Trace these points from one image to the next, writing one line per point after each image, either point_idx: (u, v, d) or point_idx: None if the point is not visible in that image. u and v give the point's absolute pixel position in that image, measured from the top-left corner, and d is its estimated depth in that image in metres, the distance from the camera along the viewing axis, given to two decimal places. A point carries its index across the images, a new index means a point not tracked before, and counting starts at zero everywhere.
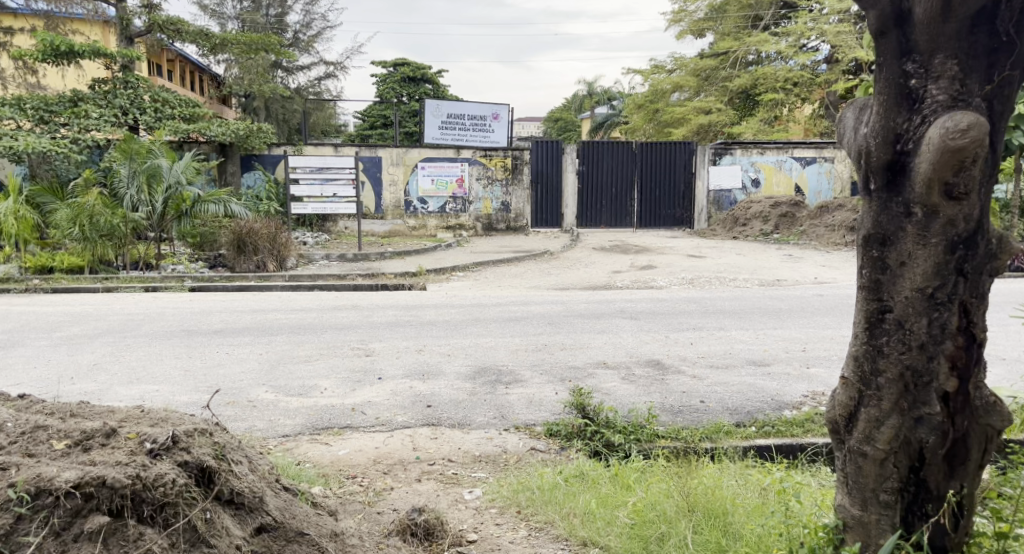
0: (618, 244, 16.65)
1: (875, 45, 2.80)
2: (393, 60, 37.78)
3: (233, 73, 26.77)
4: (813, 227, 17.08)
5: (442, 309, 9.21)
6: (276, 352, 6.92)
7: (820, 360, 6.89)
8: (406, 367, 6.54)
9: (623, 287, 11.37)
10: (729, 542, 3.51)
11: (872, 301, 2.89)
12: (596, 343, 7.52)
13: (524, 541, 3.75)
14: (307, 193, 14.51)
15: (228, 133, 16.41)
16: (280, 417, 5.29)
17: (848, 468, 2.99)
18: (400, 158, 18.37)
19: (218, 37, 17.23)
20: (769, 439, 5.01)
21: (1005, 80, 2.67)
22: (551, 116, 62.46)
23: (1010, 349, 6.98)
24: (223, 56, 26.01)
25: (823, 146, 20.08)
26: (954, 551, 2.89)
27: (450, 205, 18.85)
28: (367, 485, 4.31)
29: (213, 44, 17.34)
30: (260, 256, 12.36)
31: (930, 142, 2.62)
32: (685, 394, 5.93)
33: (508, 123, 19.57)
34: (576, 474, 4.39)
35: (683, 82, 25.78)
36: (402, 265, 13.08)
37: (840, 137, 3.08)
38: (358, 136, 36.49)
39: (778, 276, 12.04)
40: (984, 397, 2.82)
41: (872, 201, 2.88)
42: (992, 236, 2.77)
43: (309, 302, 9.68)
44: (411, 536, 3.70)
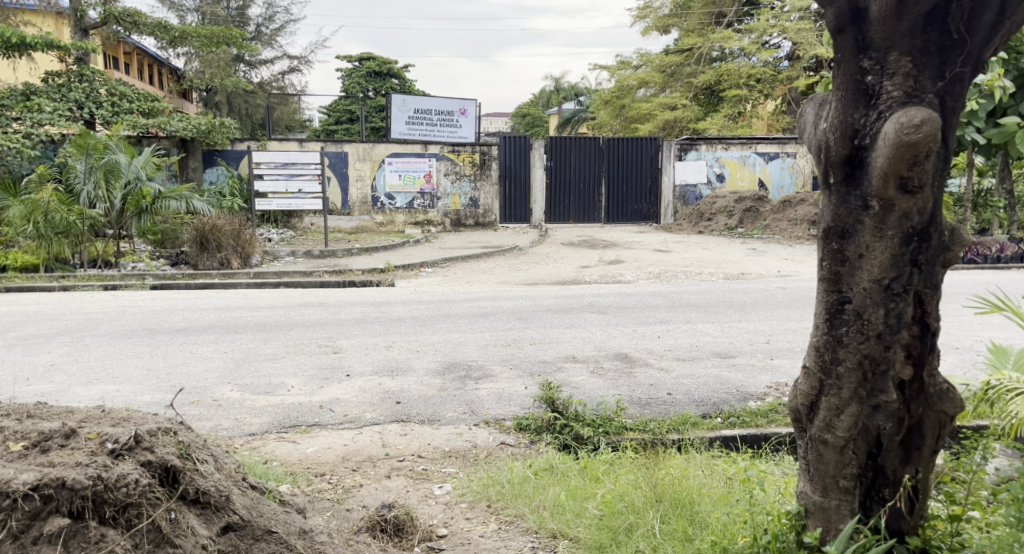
0: (587, 239, 16.72)
1: (833, 42, 2.85)
2: (358, 55, 37.53)
3: (194, 66, 26.40)
4: (776, 222, 17.31)
5: (410, 305, 9.20)
6: (241, 351, 6.85)
7: (783, 351, 7.01)
8: (375, 364, 6.53)
9: (592, 282, 11.43)
10: (695, 531, 3.58)
11: (831, 293, 2.96)
12: (565, 338, 7.55)
13: (494, 535, 3.78)
14: (271, 189, 14.35)
15: (190, 128, 16.27)
16: (247, 416, 5.25)
17: (810, 456, 3.06)
18: (366, 153, 18.20)
19: (177, 30, 16.98)
20: (734, 430, 5.09)
21: (956, 77, 2.75)
22: (518, 112, 62.46)
23: (962, 339, 7.16)
24: (182, 49, 25.65)
25: (785, 142, 20.38)
26: (910, 534, 2.99)
27: (418, 201, 18.80)
28: (336, 483, 4.30)
29: (172, 36, 17.06)
30: (224, 253, 12.21)
31: (885, 137, 2.69)
32: (652, 387, 6.00)
33: (476, 118, 19.54)
34: (546, 467, 4.42)
35: (648, 78, 25.97)
36: (370, 261, 13.00)
37: (800, 132, 3.13)
38: (323, 131, 36.18)
39: (741, 269, 12.19)
40: (938, 385, 2.91)
41: (831, 195, 2.94)
42: (945, 228, 2.84)
43: (275, 300, 9.60)
44: (380, 532, 3.73)
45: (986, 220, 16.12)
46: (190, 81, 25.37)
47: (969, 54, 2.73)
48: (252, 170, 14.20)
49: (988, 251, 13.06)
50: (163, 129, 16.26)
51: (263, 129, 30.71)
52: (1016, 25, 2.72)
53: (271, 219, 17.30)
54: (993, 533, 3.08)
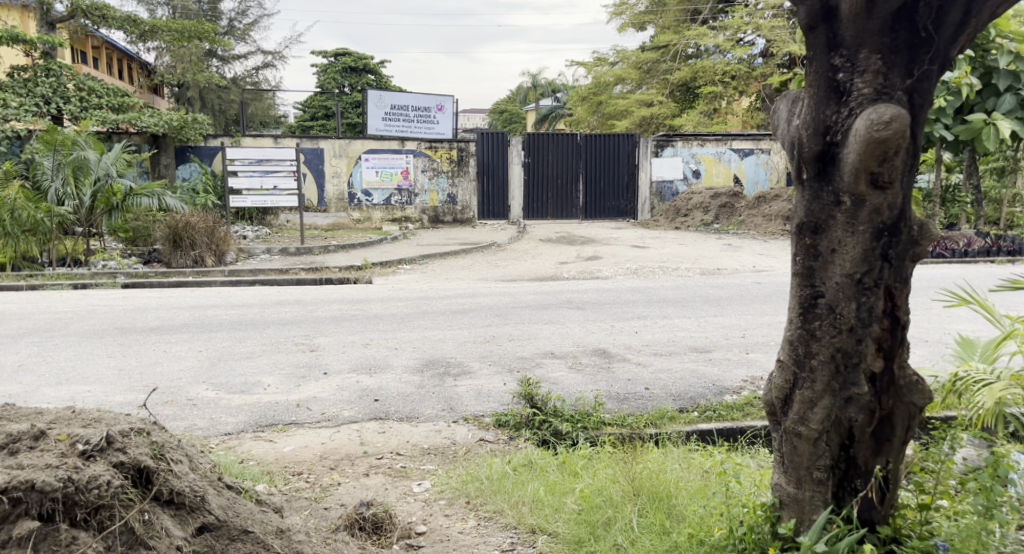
0: (565, 235, 16.75)
1: (805, 40, 2.89)
2: (333, 50, 37.30)
3: (165, 61, 26.11)
4: (751, 217, 17.41)
5: (388, 303, 9.17)
6: (216, 350, 6.80)
7: (758, 345, 7.07)
8: (352, 361, 6.51)
9: (569, 278, 11.45)
10: (672, 524, 3.60)
11: (804, 288, 2.99)
12: (543, 334, 7.56)
13: (473, 531, 3.78)
14: (246, 185, 14.24)
15: (161, 124, 16.07)
16: (222, 415, 5.22)
17: (784, 449, 3.10)
18: (343, 149, 18.08)
19: (147, 24, 16.74)
20: (711, 424, 5.13)
21: (924, 75, 2.79)
22: (495, 108, 62.39)
23: (931, 331, 7.26)
24: (153, 44, 25.35)
25: (760, 138, 20.56)
26: (881, 524, 3.04)
27: (395, 197, 18.70)
28: (313, 481, 4.29)
29: (141, 30, 16.81)
30: (198, 251, 12.07)
31: (856, 133, 2.72)
32: (630, 382, 6.03)
33: (453, 115, 19.26)
34: (524, 463, 4.43)
35: (625, 74, 26.06)
36: (347, 258, 12.95)
37: (774, 129, 3.16)
38: (299, 127, 35.93)
39: (717, 265, 12.28)
40: (907, 377, 2.95)
41: (804, 190, 2.97)
42: (914, 223, 2.88)
43: (251, 298, 9.54)
44: (358, 530, 3.72)
45: (954, 214, 16.39)
46: (162, 77, 25.10)
47: (936, 52, 2.77)
48: (226, 167, 14.11)
49: (955, 245, 13.25)
50: (133, 125, 16.05)
51: (237, 125, 30.44)
52: (982, 24, 2.76)
53: (246, 216, 17.15)
54: (961, 522, 3.15)
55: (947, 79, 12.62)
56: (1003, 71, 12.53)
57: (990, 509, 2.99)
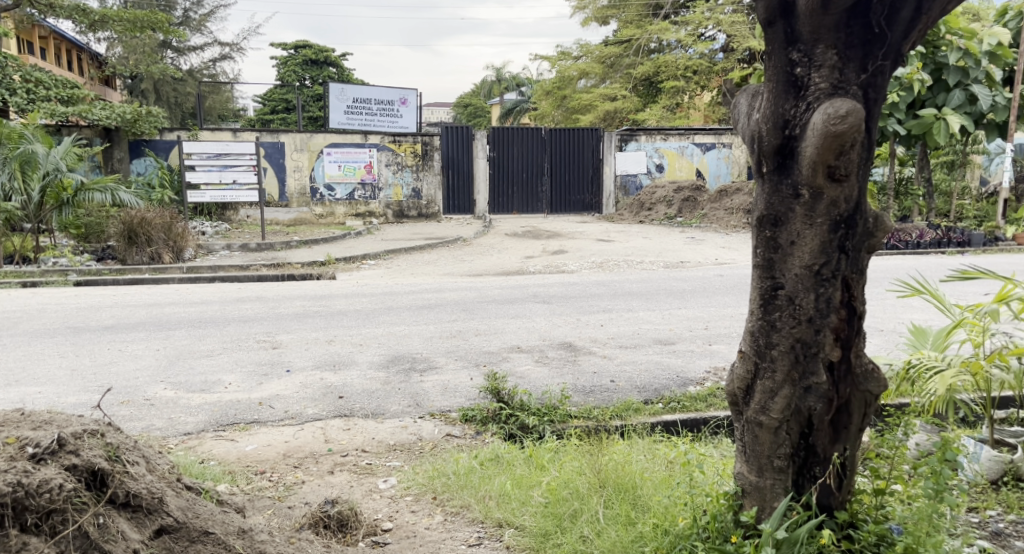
0: (531, 229, 16.76)
1: (763, 35, 2.91)
2: (293, 43, 36.87)
3: (119, 52, 25.56)
4: (713, 210, 17.60)
5: (352, 298, 9.09)
6: (175, 348, 6.69)
7: (721, 337, 7.13)
8: (316, 358, 6.44)
9: (534, 272, 11.45)
10: (638, 514, 3.63)
11: (765, 279, 3.02)
12: (509, 328, 7.55)
13: (440, 526, 3.77)
14: (204, 179, 14.02)
15: (112, 116, 15.75)
16: (181, 415, 5.14)
17: (746, 438, 3.13)
18: (304, 143, 17.84)
19: (97, 14, 16.34)
20: (675, 415, 5.16)
21: (878, 70, 2.83)
22: (459, 102, 62.16)
23: (886, 322, 7.39)
24: (104, 34, 24.79)
25: (721, 133, 20.78)
26: (839, 509, 3.09)
27: (359, 192, 18.51)
28: (277, 480, 4.24)
29: (91, 20, 16.40)
30: (154, 247, 11.84)
31: (813, 127, 2.76)
32: (596, 375, 6.06)
33: (416, 108, 19.32)
34: (491, 457, 4.42)
35: (588, 69, 26.12)
36: (309, 254, 12.83)
37: (735, 122, 3.19)
38: (258, 120, 35.46)
39: (681, 258, 12.37)
40: (864, 365, 3.01)
41: (764, 183, 2.99)
42: (870, 215, 2.93)
43: (210, 295, 9.40)
44: (323, 528, 3.69)
45: (907, 207, 16.76)
46: (115, 68, 24.57)
47: (890, 47, 2.81)
48: (183, 162, 13.84)
49: (908, 238, 13.49)
50: (83, 118, 15.70)
51: (195, 118, 29.90)
52: (934, 19, 2.80)
53: (206, 212, 16.88)
54: (914, 506, 3.22)
55: (899, 74, 13.01)
56: (953, 67, 13.04)
57: (941, 492, 3.03)
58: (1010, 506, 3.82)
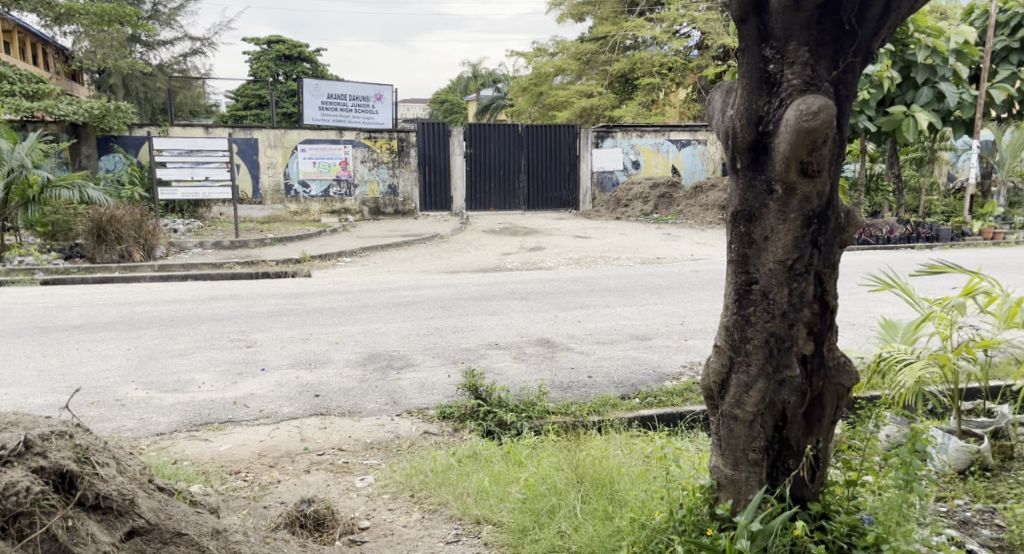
0: (508, 226, 16.76)
1: (737, 32, 2.92)
2: (266, 38, 36.52)
3: (84, 46, 25.03)
4: (689, 207, 17.69)
5: (327, 296, 9.04)
6: (146, 347, 6.60)
7: (696, 332, 7.18)
8: (291, 357, 6.40)
9: (512, 269, 11.43)
10: (615, 508, 3.64)
11: (739, 274, 3.03)
12: (487, 325, 7.54)
13: (418, 524, 3.76)
14: (176, 176, 13.81)
15: (79, 111, 15.50)
16: (153, 415, 5.08)
17: (721, 431, 3.15)
18: (278, 139, 17.64)
19: (62, 7, 16.06)
20: (652, 410, 5.18)
21: (849, 67, 2.85)
22: (436, 98, 61.92)
23: (857, 315, 7.49)
24: (71, 28, 24.35)
25: (696, 130, 20.92)
26: (812, 501, 3.11)
27: (334, 188, 18.37)
28: (252, 480, 4.20)
29: (57, 13, 16.12)
30: (125, 245, 11.69)
31: (786, 123, 2.78)
32: (574, 370, 6.07)
33: (392, 104, 19.19)
34: (469, 454, 4.41)
35: (564, 65, 26.13)
36: (284, 251, 12.73)
37: (710, 119, 3.20)
38: (231, 117, 35.10)
39: (657, 254, 12.42)
40: (835, 358, 3.03)
41: (738, 179, 3.01)
42: (841, 211, 2.95)
43: (182, 293, 9.28)
44: (299, 528, 3.66)
45: (878, 203, 16.97)
46: (82, 63, 24.14)
47: (860, 44, 2.83)
48: (154, 158, 13.56)
49: (878, 233, 13.64)
50: (49, 114, 15.42)
51: (166, 114, 29.49)
52: (903, 16, 2.83)
53: (176, 209, 16.60)
54: (884, 495, 3.27)
55: (869, 71, 13.28)
56: (920, 65, 13.27)
57: (910, 482, 3.05)
58: (977, 495, 3.89)
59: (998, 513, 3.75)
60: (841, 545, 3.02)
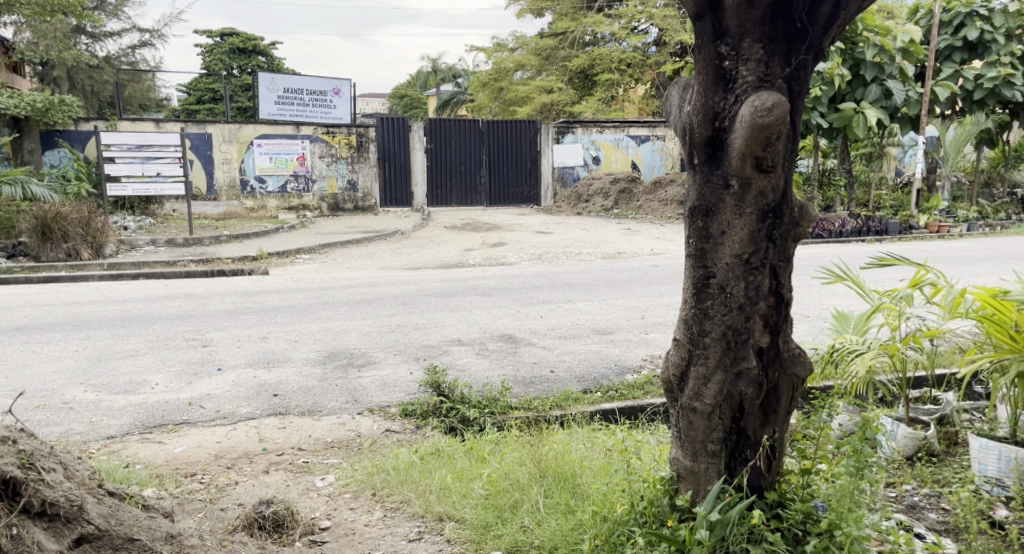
0: (470, 222, 16.70)
1: (692, 29, 2.92)
2: (218, 30, 35.90)
3: (26, 37, 24.15)
4: (648, 202, 17.80)
5: (285, 294, 8.92)
6: (95, 349, 6.45)
7: (657, 325, 7.22)
8: (249, 356, 6.30)
9: (474, 265, 11.40)
10: (577, 502, 3.64)
11: (697, 269, 3.04)
12: (449, 321, 7.51)
13: (380, 523, 3.72)
14: (125, 172, 13.53)
15: (21, 104, 15.07)
16: (103, 418, 4.96)
17: (680, 423, 3.16)
18: (232, 134, 17.30)
19: None
20: (613, 403, 5.19)
21: (801, 64, 2.88)
22: (396, 93, 61.48)
23: (811, 307, 7.62)
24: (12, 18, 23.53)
25: (655, 125, 21.12)
26: (769, 490, 3.14)
27: (291, 184, 18.07)
28: (209, 482, 4.12)
29: None
30: (71, 243, 11.40)
31: (741, 119, 2.79)
32: (536, 365, 6.08)
33: (350, 99, 19.00)
34: (432, 451, 4.38)
35: (525, 61, 26.13)
36: (241, 249, 12.56)
37: (666, 115, 3.20)
38: (183, 111, 34.39)
39: (617, 249, 12.50)
40: (791, 349, 3.07)
41: (695, 174, 3.02)
42: (795, 205, 2.98)
43: (132, 293, 9.08)
44: (258, 530, 3.61)
45: (831, 197, 17.27)
46: (24, 55, 23.37)
47: (811, 42, 2.86)
48: (102, 153, 13.39)
49: (832, 227, 13.87)
50: None
51: (114, 108, 28.71)
52: (853, 15, 2.86)
53: (126, 205, 16.22)
54: (837, 483, 3.32)
55: (820, 70, 13.61)
56: (869, 63, 13.54)
57: (861, 469, 3.08)
58: (924, 480, 3.96)
59: (944, 497, 3.84)
60: (797, 532, 3.07)
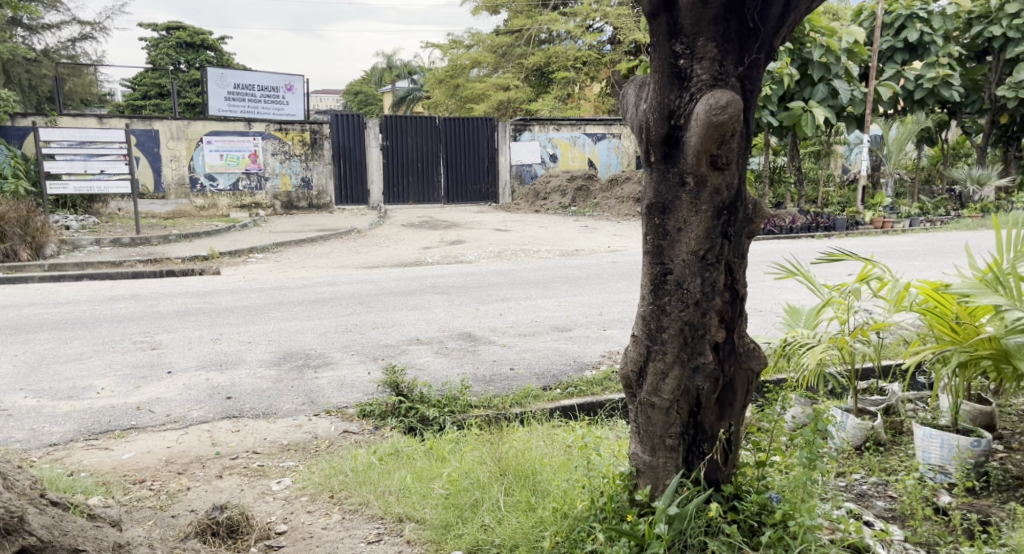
0: (428, 220, 16.60)
1: (647, 27, 2.90)
2: (163, 23, 35.15)
3: None
4: (605, 199, 17.89)
5: (238, 294, 8.75)
6: (37, 353, 6.22)
7: (615, 321, 7.24)
8: (200, 358, 6.15)
9: (432, 263, 11.31)
10: (537, 500, 3.60)
11: (654, 265, 3.03)
12: (408, 321, 7.42)
13: (337, 526, 3.64)
14: (66, 169, 13.16)
15: None
16: (46, 425, 4.79)
17: (639, 419, 3.14)
18: (181, 131, 16.83)
19: None
20: (572, 399, 5.18)
21: (753, 63, 2.89)
22: (350, 89, 61.01)
23: (764, 301, 7.72)
24: None
25: (611, 123, 21.26)
26: (725, 483, 3.15)
27: (243, 182, 17.74)
28: (158, 489, 4.00)
29: None
30: (11, 243, 11.01)
31: (696, 117, 2.78)
32: (496, 362, 6.04)
33: (303, 95, 18.78)
34: (391, 452, 4.31)
35: (481, 58, 26.01)
36: (191, 248, 12.28)
37: (623, 113, 3.18)
38: (128, 107, 33.57)
39: (576, 246, 12.50)
40: (745, 344, 3.09)
41: (652, 171, 3.00)
42: (748, 202, 2.99)
43: (77, 294, 8.81)
44: (212, 536, 3.51)
45: (781, 194, 17.53)
46: None
47: (763, 41, 2.88)
48: (41, 150, 12.92)
49: (783, 223, 14.08)
50: None
51: (54, 103, 27.81)
52: (802, 16, 2.89)
53: (67, 204, 15.73)
54: (790, 475, 3.34)
55: (770, 69, 13.79)
56: (817, 63, 13.79)
57: (814, 461, 3.11)
58: (872, 468, 4.02)
59: (891, 485, 3.89)
60: (752, 524, 3.08)
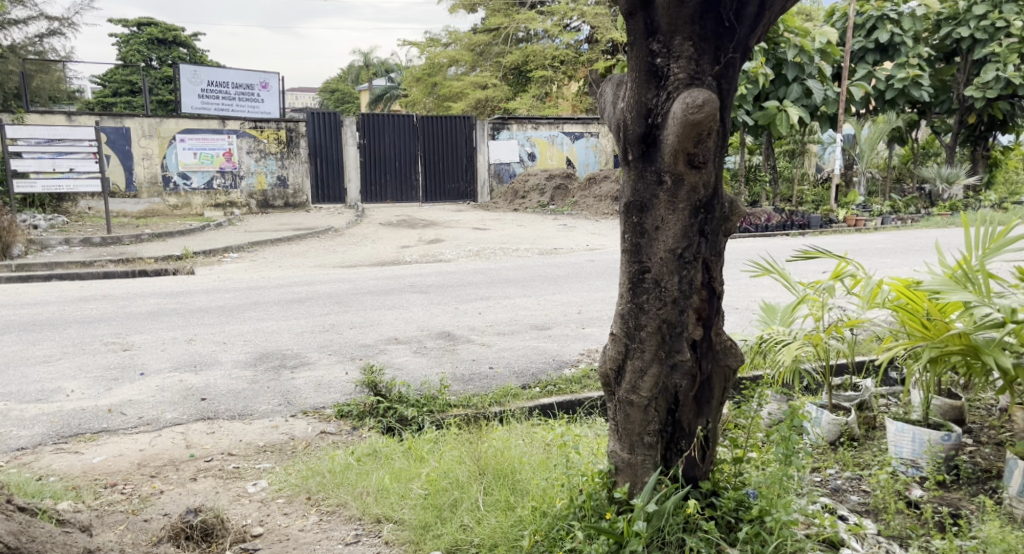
0: (405, 218, 16.51)
1: (624, 25, 2.88)
2: (134, 19, 34.76)
3: None
4: (583, 198, 17.91)
5: (212, 294, 8.64)
6: (4, 356, 6.10)
7: (593, 320, 7.24)
8: (174, 359, 6.06)
9: (411, 262, 11.25)
10: (516, 498, 3.58)
11: (632, 263, 3.01)
12: (385, 320, 7.36)
13: (315, 527, 3.60)
14: (34, 168, 12.82)
15: None
16: (13, 429, 4.69)
17: (617, 417, 3.12)
18: (153, 129, 16.61)
19: None
20: (551, 398, 5.16)
21: (729, 62, 2.88)
22: (326, 88, 60.69)
23: (741, 299, 7.76)
24: None
25: (589, 122, 21.29)
26: (702, 480, 3.15)
27: (217, 180, 17.55)
28: (131, 492, 3.93)
29: None
30: None
31: (673, 116, 2.77)
32: (475, 361, 6.01)
33: (278, 93, 18.61)
34: (368, 453, 4.26)
35: (458, 56, 25.95)
36: (163, 248, 12.12)
37: (600, 111, 3.16)
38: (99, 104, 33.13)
39: (554, 245, 12.49)
40: (722, 341, 3.08)
41: (629, 170, 2.98)
42: (725, 200, 2.99)
43: (46, 295, 8.66)
44: (185, 540, 3.44)
45: (757, 192, 17.64)
46: None
47: (738, 41, 2.87)
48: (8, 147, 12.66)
49: (758, 221, 14.18)
50: None
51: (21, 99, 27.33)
52: (776, 16, 2.89)
53: (35, 203, 15.45)
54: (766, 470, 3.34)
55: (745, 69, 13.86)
56: (790, 63, 13.90)
57: (790, 456, 3.12)
58: (846, 463, 4.04)
59: (865, 480, 3.92)
60: (729, 520, 3.08)
